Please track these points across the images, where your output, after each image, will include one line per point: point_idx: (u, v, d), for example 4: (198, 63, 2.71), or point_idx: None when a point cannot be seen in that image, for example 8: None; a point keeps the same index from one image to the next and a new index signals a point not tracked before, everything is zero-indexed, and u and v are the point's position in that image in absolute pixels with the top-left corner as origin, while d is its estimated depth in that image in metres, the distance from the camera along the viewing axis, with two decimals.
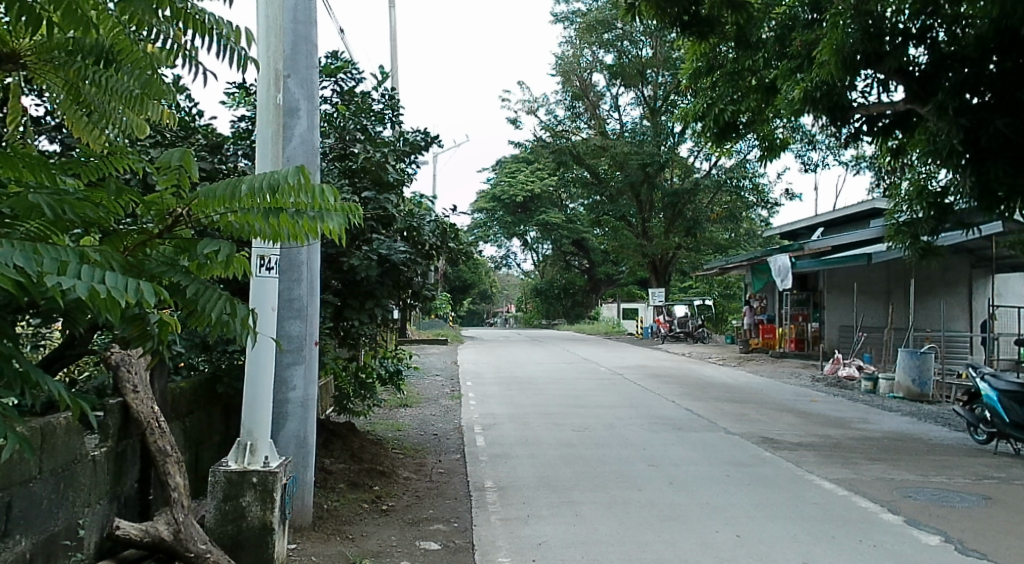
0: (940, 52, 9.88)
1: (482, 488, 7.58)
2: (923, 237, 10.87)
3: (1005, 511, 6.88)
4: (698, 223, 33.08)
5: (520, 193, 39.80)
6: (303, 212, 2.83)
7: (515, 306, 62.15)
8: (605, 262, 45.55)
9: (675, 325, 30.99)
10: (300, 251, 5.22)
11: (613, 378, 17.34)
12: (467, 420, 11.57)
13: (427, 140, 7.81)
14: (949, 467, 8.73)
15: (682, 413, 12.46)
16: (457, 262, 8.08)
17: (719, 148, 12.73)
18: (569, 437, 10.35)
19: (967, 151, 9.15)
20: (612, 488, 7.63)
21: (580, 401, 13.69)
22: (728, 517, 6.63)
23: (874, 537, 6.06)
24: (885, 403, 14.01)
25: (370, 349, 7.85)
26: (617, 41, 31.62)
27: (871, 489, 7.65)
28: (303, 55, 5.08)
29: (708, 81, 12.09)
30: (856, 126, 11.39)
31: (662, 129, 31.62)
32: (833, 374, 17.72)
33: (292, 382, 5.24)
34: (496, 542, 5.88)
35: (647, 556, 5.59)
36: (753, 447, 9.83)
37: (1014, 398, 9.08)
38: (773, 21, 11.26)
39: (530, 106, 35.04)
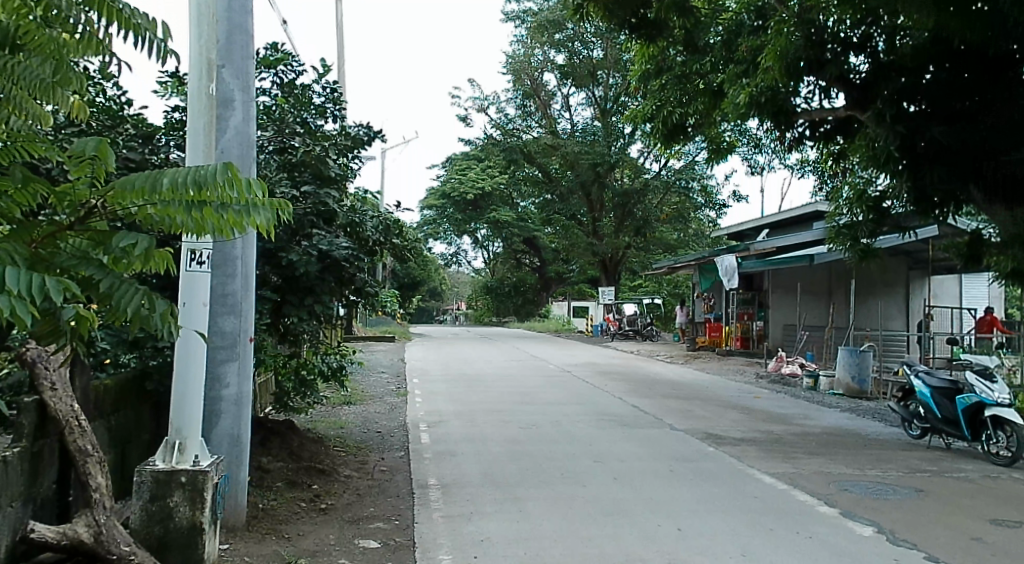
0: (880, 62, 10.04)
1: (426, 486, 7.53)
2: (862, 241, 11.19)
3: (936, 503, 7.10)
4: (647, 223, 33.42)
5: (471, 190, 39.82)
6: (230, 206, 2.83)
7: (466, 304, 62.11)
8: (556, 260, 45.73)
9: (624, 324, 31.33)
10: (234, 246, 5.12)
11: (561, 376, 17.48)
12: (413, 417, 11.50)
13: (370, 135, 7.72)
14: (884, 460, 8.99)
15: (628, 410, 12.59)
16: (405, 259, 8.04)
17: (667, 150, 12.93)
18: (516, 433, 10.37)
19: (905, 157, 9.56)
20: (556, 484, 7.64)
21: (527, 398, 13.72)
22: (670, 512, 6.71)
23: (810, 529, 6.21)
24: (825, 399, 14.34)
25: (312, 346, 7.73)
26: (568, 42, 31.88)
27: (809, 483, 7.82)
28: (239, 45, 4.96)
29: (657, 83, 12.20)
30: (799, 131, 11.58)
31: (613, 131, 31.91)
32: (776, 371, 18.10)
33: (226, 378, 5.12)
34: (438, 539, 5.86)
35: (590, 551, 5.63)
36: (697, 442, 10.00)
37: (946, 395, 9.41)
38: (720, 27, 11.56)
39: (480, 104, 35.08)
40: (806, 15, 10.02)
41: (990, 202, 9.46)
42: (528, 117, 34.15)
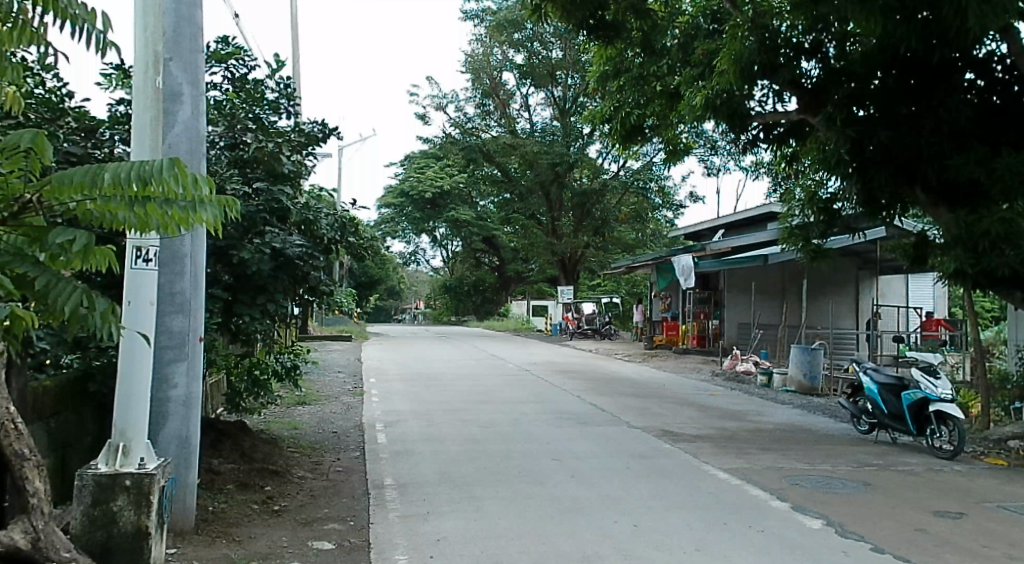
0: (832, 68, 10.25)
1: (382, 486, 7.47)
2: (814, 241, 11.43)
3: (884, 496, 7.26)
4: (605, 223, 33.65)
5: (429, 189, 39.71)
6: (176, 203, 2.78)
7: (425, 304, 61.89)
8: (515, 259, 45.80)
9: (583, 322, 31.53)
10: (182, 243, 5.01)
11: (520, 374, 17.49)
12: (369, 417, 11.40)
13: (325, 131, 7.61)
14: (834, 455, 9.17)
15: (586, 408, 12.65)
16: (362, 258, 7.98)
17: (625, 151, 13.07)
18: (473, 432, 10.35)
19: (854, 160, 9.81)
20: (513, 482, 7.64)
21: (486, 397, 13.70)
22: (626, 509, 6.75)
23: (762, 523, 6.30)
24: (778, 396, 14.58)
25: (266, 345, 7.61)
26: (527, 42, 31.99)
27: (761, 478, 7.94)
28: (187, 37, 4.87)
29: (615, 84, 12.27)
30: (753, 133, 11.78)
31: (572, 131, 32.06)
32: (732, 369, 18.36)
33: (174, 379, 5.01)
34: (394, 539, 5.80)
35: (546, 548, 5.63)
36: (653, 440, 10.08)
37: (892, 391, 9.65)
38: (677, 30, 11.61)
39: (439, 102, 34.96)
40: (760, 21, 10.24)
41: (935, 204, 9.75)
42: (487, 117, 34.17)
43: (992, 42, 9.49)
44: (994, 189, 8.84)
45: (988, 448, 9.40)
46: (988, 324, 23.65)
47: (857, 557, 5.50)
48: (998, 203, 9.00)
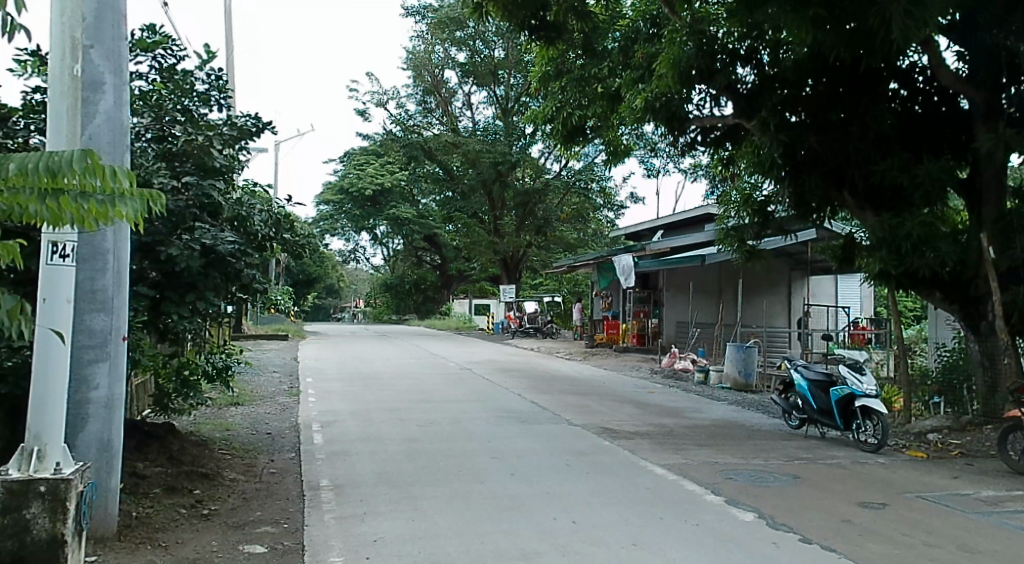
0: (765, 74, 10.48)
1: (317, 487, 7.32)
2: (748, 242, 11.63)
3: (813, 489, 7.45)
4: (548, 223, 33.86)
5: (370, 186, 39.30)
6: (93, 197, 2.74)
7: (364, 302, 61.23)
8: (457, 258, 45.63)
9: (525, 321, 31.62)
10: (105, 238, 4.82)
11: (461, 373, 17.41)
12: (305, 417, 11.19)
13: (259, 126, 7.45)
14: (766, 450, 9.38)
15: (526, 406, 12.66)
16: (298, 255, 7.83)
17: (566, 151, 13.15)
18: (412, 432, 10.25)
19: (786, 165, 10.15)
20: (453, 482, 7.59)
21: (426, 396, 13.60)
22: (565, 505, 6.77)
23: (697, 517, 6.39)
24: (714, 393, 14.85)
25: (196, 345, 7.39)
26: (469, 40, 31.96)
27: (697, 473, 8.06)
28: (110, 24, 4.68)
29: (557, 85, 12.35)
30: (691, 136, 11.97)
31: (514, 130, 32.15)
32: (670, 367, 18.64)
33: (95, 380, 4.81)
34: (328, 541, 5.69)
35: (484, 547, 5.60)
36: (592, 437, 10.15)
37: (822, 387, 9.92)
38: (617, 33, 11.73)
39: (379, 99, 34.56)
40: (697, 26, 10.27)
41: (862, 208, 10.10)
42: (429, 114, 33.98)
43: (915, 54, 9.86)
44: (916, 194, 9.22)
45: (910, 441, 9.73)
46: (912, 323, 24.54)
47: (787, 548, 5.61)
48: (918, 207, 9.40)
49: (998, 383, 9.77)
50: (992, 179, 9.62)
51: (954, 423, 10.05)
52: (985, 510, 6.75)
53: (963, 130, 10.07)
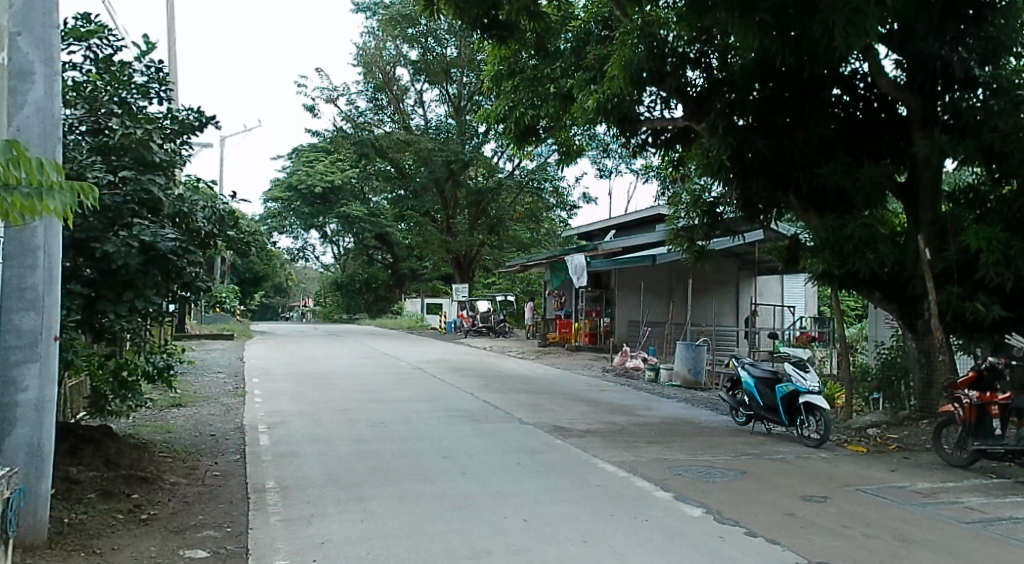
0: (714, 78, 10.65)
1: (262, 489, 7.17)
2: (698, 243, 11.81)
3: (759, 483, 7.57)
4: (501, 222, 33.89)
5: (319, 183, 38.78)
6: (18, 189, 2.62)
7: (314, 301, 60.46)
8: (409, 257, 45.34)
9: (478, 320, 31.61)
10: (34, 234, 4.65)
11: (413, 373, 17.29)
12: (250, 419, 10.96)
13: (202, 120, 7.28)
14: (715, 446, 9.51)
15: (478, 405, 12.61)
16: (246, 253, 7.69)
17: (519, 151, 13.14)
18: (362, 432, 10.14)
19: (734, 167, 10.34)
20: (403, 482, 7.51)
21: (376, 396, 13.46)
22: (516, 504, 6.76)
23: (646, 513, 6.44)
24: (664, 390, 15.04)
25: (136, 345, 7.17)
26: (420, 37, 31.76)
27: (647, 469, 8.13)
28: (39, 11, 4.51)
29: (510, 84, 12.40)
30: (643, 137, 12.09)
31: (467, 129, 32.07)
32: (621, 366, 18.80)
33: (24, 382, 4.63)
34: (274, 544, 5.57)
35: (434, 546, 5.55)
36: (544, 435, 10.16)
37: (767, 384, 10.10)
38: (569, 33, 11.78)
39: (329, 95, 34.13)
40: (648, 29, 10.28)
41: (806, 210, 10.34)
42: (379, 111, 33.70)
43: (857, 61, 10.07)
44: (857, 197, 9.46)
45: (851, 436, 9.96)
46: (855, 322, 25.19)
47: (733, 542, 5.68)
48: (860, 210, 9.68)
49: (933, 379, 10.08)
50: (928, 182, 9.91)
51: (892, 418, 10.32)
52: (920, 501, 6.95)
53: (901, 137, 10.34)
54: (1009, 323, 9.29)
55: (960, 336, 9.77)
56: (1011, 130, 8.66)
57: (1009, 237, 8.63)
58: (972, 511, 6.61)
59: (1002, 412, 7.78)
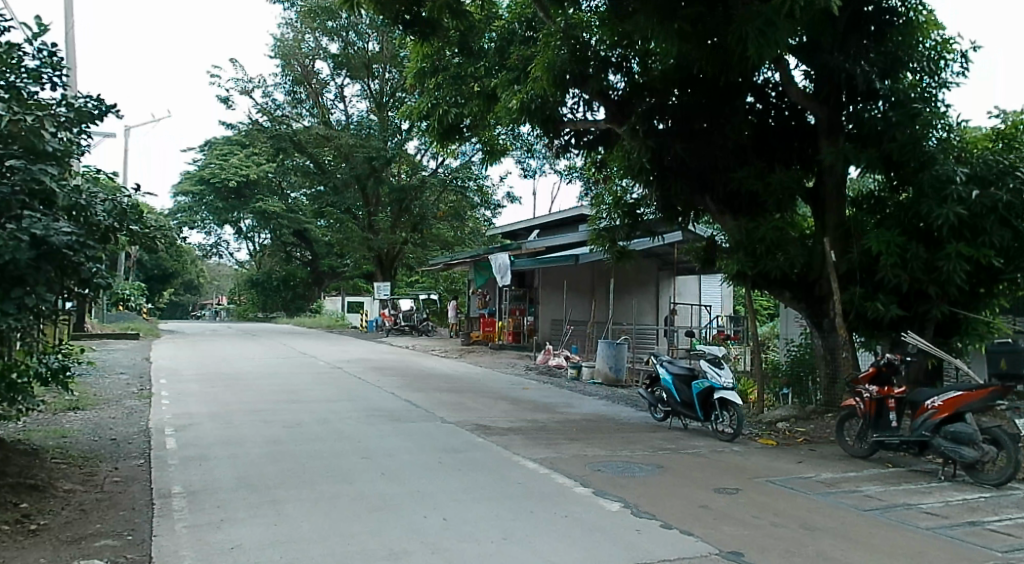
0: (635, 82, 10.77)
1: (168, 494, 6.87)
2: (620, 242, 12.05)
3: (675, 477, 7.70)
4: (424, 220, 33.68)
5: (233, 177, 37.64)
6: None
7: (228, 299, 58.84)
8: (329, 254, 44.59)
9: (400, 318, 31.35)
10: None
11: (331, 372, 16.96)
12: (155, 421, 10.50)
13: (101, 109, 6.94)
14: (633, 442, 9.62)
15: (398, 405, 12.45)
16: (154, 248, 7.38)
17: (443, 149, 12.94)
18: (277, 433, 9.86)
19: (654, 170, 10.47)
20: (320, 483, 7.32)
21: (294, 396, 13.13)
22: (436, 502, 6.69)
23: (567, 508, 6.46)
24: (586, 387, 15.21)
25: (26, 346, 6.76)
26: (340, 31, 31.26)
27: (568, 466, 8.16)
28: None
29: (432, 82, 12.18)
30: (566, 139, 12.16)
31: (389, 126, 31.71)
32: (544, 364, 18.91)
33: None
34: (179, 551, 5.34)
35: (351, 548, 5.42)
36: (466, 434, 10.10)
37: (684, 381, 10.28)
38: (493, 33, 11.90)
39: (244, 87, 33.18)
40: (570, 32, 10.45)
41: (721, 213, 10.56)
42: (298, 105, 33.15)
43: (769, 71, 10.39)
44: (771, 202, 9.95)
45: (762, 430, 10.25)
46: (767, 320, 26.07)
47: (648, 534, 5.75)
48: (772, 213, 10.05)
49: (838, 374, 10.49)
50: (834, 188, 10.27)
51: (801, 412, 10.68)
52: (826, 491, 7.19)
53: (810, 144, 10.68)
54: (907, 320, 9.70)
55: (861, 332, 10.14)
56: (909, 139, 9.05)
57: (906, 240, 9.05)
58: (870, 498, 6.89)
59: (898, 405, 8.11)
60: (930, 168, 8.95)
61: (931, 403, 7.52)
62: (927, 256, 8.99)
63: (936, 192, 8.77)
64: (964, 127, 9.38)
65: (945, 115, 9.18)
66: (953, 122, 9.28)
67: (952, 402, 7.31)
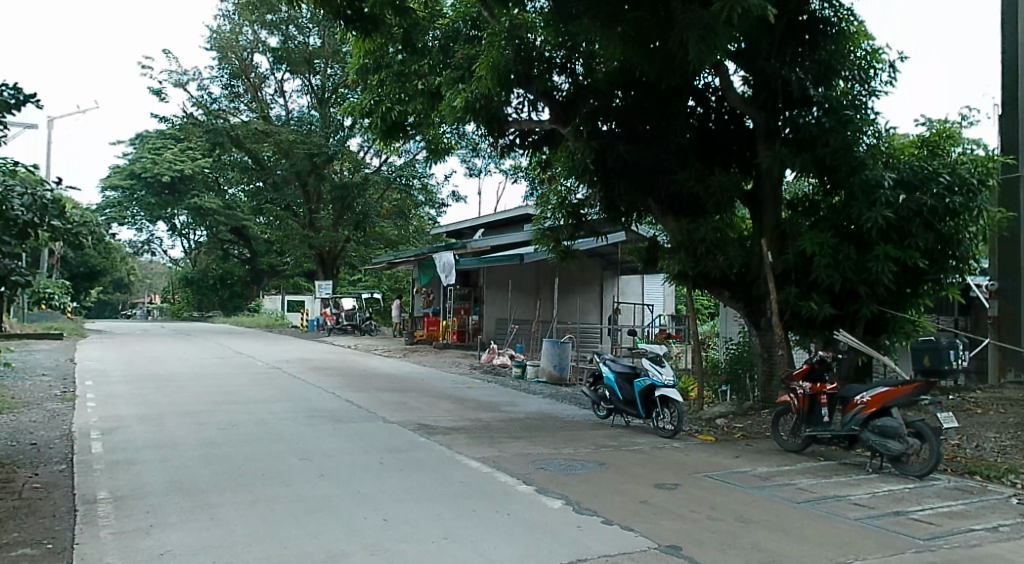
0: (580, 84, 10.78)
1: (92, 500, 6.59)
2: (563, 242, 12.06)
3: (618, 474, 7.73)
4: (367, 218, 32.55)
5: (166, 172, 36.61)
6: None
7: (161, 298, 57.36)
8: (268, 252, 43.79)
9: (342, 317, 30.92)
10: None
11: (270, 372, 16.61)
12: (80, 425, 10.10)
13: (20, 99, 6.62)
14: (576, 440, 9.64)
15: (339, 405, 12.25)
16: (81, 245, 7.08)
17: (386, 147, 12.80)
18: (210, 435, 9.58)
19: (597, 171, 10.52)
20: (255, 486, 7.13)
21: (231, 397, 12.80)
22: (377, 503, 6.57)
23: (509, 507, 6.42)
24: (530, 386, 15.16)
25: None
26: (280, 24, 30.82)
27: (511, 464, 8.11)
28: None
29: (376, 78, 12.10)
30: (511, 138, 12.12)
31: (331, 123, 31.34)
32: (488, 363, 18.86)
33: None
34: (103, 558, 5.12)
35: (285, 552, 5.27)
36: (408, 433, 9.98)
37: (627, 379, 10.34)
38: (438, 31, 11.64)
39: (178, 79, 32.29)
40: (515, 32, 10.36)
41: (664, 214, 10.65)
42: (235, 99, 32.56)
43: (709, 75, 10.54)
44: (709, 203, 10.01)
45: (702, 426, 10.39)
46: (708, 320, 26.44)
47: (590, 531, 5.75)
48: (712, 214, 10.17)
49: (774, 371, 10.67)
50: (771, 191, 10.46)
51: (738, 409, 10.85)
52: (762, 484, 7.32)
53: (749, 148, 10.86)
54: (838, 319, 9.96)
55: (796, 331, 10.28)
56: (841, 144, 9.28)
57: (838, 242, 9.29)
58: (804, 491, 7.03)
59: (830, 401, 8.32)
60: (859, 173, 9.20)
61: (859, 398, 7.72)
62: (858, 257, 9.22)
63: (865, 196, 9.04)
64: (892, 133, 9.73)
65: (873, 122, 9.49)
66: (882, 129, 9.56)
67: (879, 397, 7.51)
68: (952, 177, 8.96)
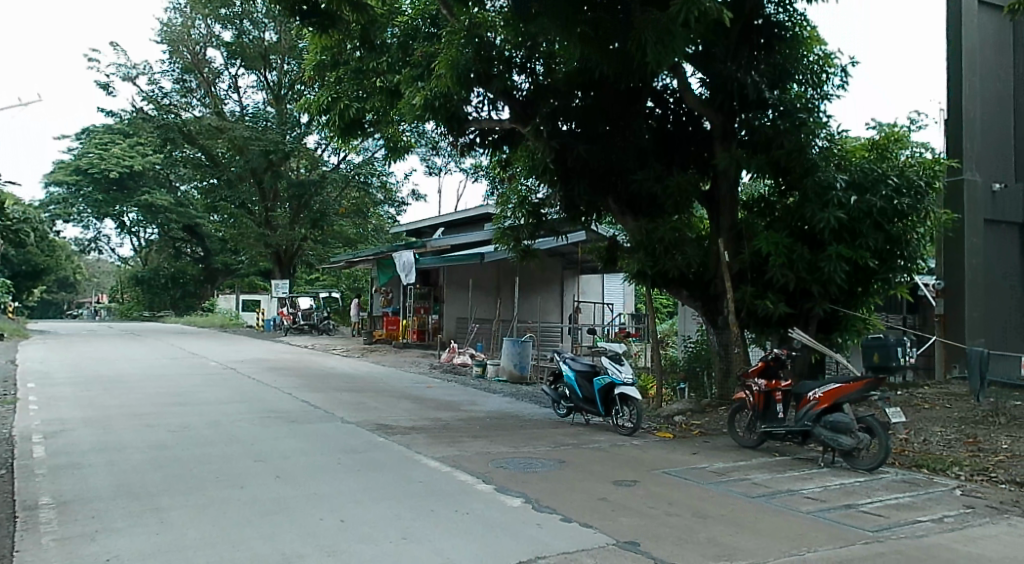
0: (540, 84, 10.76)
1: (35, 506, 6.38)
2: (524, 241, 12.02)
3: (577, 472, 7.74)
4: (325, 215, 32.19)
5: (114, 168, 35.68)
6: None
7: (111, 297, 56.01)
8: (222, 250, 43.04)
9: (299, 317, 30.53)
10: None
11: (224, 373, 16.32)
12: (24, 428, 9.78)
13: None
14: (536, 438, 9.64)
15: (296, 405, 12.08)
16: None
17: (344, 144, 12.63)
18: (161, 437, 9.36)
19: (558, 171, 10.53)
20: (208, 488, 6.98)
21: (183, 398, 12.53)
22: (333, 504, 6.48)
23: (468, 506, 6.39)
24: (491, 386, 14.97)
25: None
26: (233, 18, 30.02)
27: (470, 463, 8.08)
28: None
29: (333, 76, 12.01)
30: (471, 137, 12.06)
31: (287, 119, 30.60)
32: (448, 362, 18.80)
33: None
34: None
35: (238, 555, 5.17)
36: (365, 433, 9.88)
37: (587, 377, 10.35)
38: (395, 28, 11.54)
39: (127, 73, 31.56)
40: (474, 30, 10.23)
41: (623, 213, 10.70)
42: (188, 94, 31.91)
43: (667, 77, 10.61)
44: (668, 203, 10.09)
45: (660, 423, 10.46)
46: (666, 319, 26.68)
47: (548, 528, 5.74)
48: (671, 214, 10.22)
49: (730, 369, 10.77)
50: (728, 192, 10.57)
51: (696, 406, 10.96)
52: (718, 480, 7.39)
53: (707, 149, 10.95)
54: (792, 317, 10.14)
55: (752, 330, 10.42)
56: (796, 146, 9.43)
57: (792, 241, 9.43)
58: (758, 486, 7.12)
59: (784, 397, 8.44)
60: (813, 174, 9.36)
61: (812, 395, 7.86)
62: (811, 257, 9.38)
63: (818, 197, 9.20)
64: (844, 136, 9.90)
65: (826, 125, 9.65)
66: (834, 132, 9.74)
67: (832, 393, 7.65)
68: (899, 179, 9.17)
